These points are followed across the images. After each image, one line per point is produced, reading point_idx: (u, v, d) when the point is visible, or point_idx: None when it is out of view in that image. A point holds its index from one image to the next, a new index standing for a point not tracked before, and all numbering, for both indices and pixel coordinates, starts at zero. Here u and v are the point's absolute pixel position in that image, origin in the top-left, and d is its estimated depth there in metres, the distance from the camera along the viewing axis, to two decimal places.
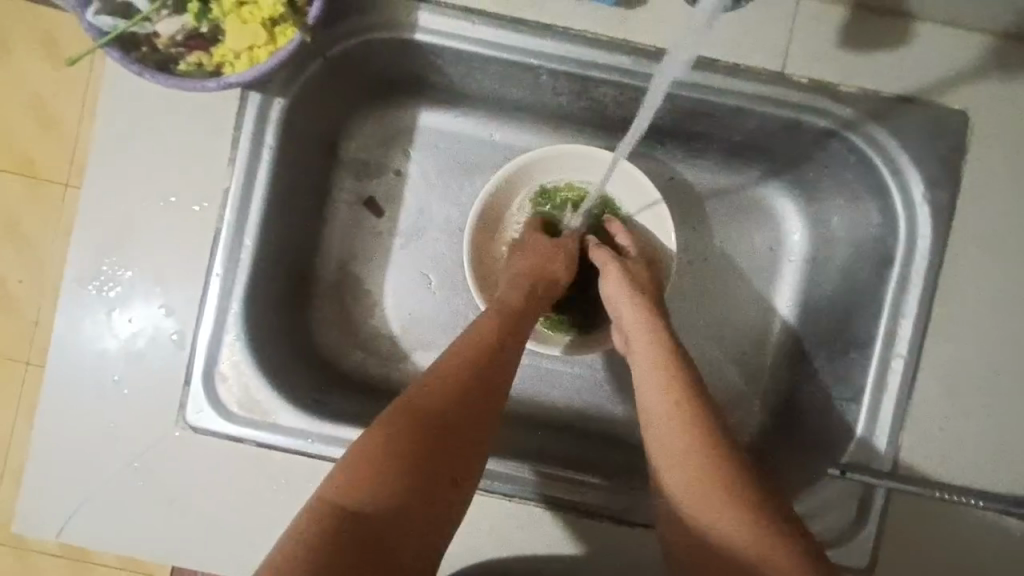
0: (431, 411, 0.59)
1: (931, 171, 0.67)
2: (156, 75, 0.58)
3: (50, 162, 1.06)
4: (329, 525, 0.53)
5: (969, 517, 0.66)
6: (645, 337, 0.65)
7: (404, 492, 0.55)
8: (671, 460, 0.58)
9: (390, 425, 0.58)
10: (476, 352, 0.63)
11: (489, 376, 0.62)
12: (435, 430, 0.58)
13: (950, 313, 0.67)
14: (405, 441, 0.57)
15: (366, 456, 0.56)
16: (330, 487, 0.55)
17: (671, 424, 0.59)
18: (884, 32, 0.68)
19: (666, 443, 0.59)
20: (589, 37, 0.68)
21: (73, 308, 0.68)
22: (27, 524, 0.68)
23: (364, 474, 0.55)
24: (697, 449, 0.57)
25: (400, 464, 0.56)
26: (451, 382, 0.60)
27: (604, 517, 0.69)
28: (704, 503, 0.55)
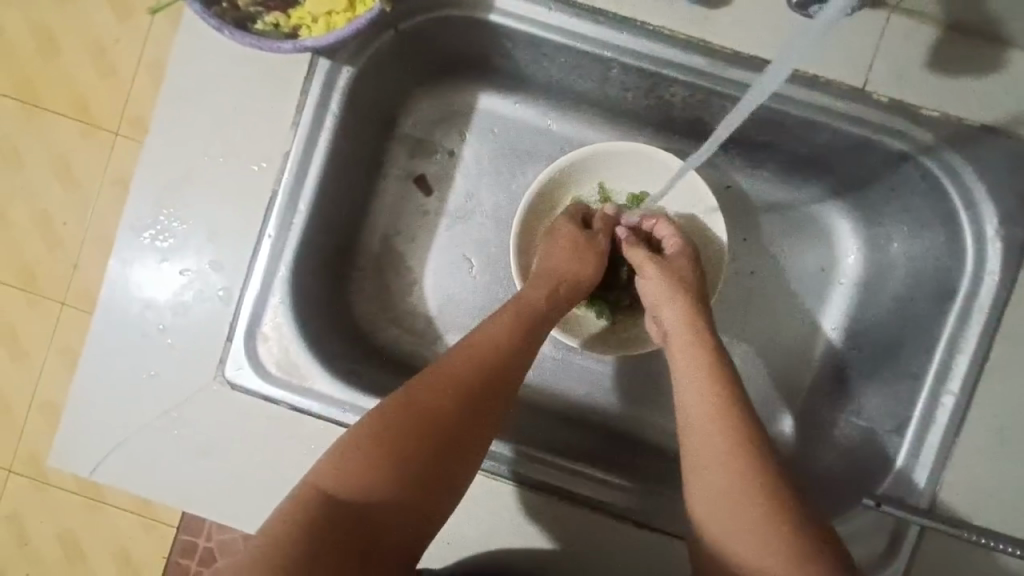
0: (435, 406, 0.59)
1: (1008, 206, 0.64)
2: (235, 32, 0.58)
3: (104, 110, 1.08)
4: (313, 508, 0.55)
5: (1006, 566, 0.64)
6: (689, 339, 0.65)
7: (395, 485, 0.56)
8: (703, 459, 0.58)
9: (391, 418, 0.58)
10: (484, 352, 0.63)
11: (497, 379, 0.62)
12: (435, 428, 0.58)
13: (1012, 355, 0.64)
14: (405, 435, 0.58)
15: (363, 444, 0.57)
16: (323, 470, 0.57)
17: (712, 419, 0.59)
18: (975, 56, 0.65)
19: (706, 437, 0.58)
20: (668, 33, 0.66)
21: (126, 254, 0.69)
22: (62, 459, 0.70)
23: (356, 465, 0.56)
24: (727, 450, 0.57)
25: (394, 460, 0.57)
26: (459, 380, 0.61)
27: (616, 516, 0.68)
28: (733, 506, 0.55)
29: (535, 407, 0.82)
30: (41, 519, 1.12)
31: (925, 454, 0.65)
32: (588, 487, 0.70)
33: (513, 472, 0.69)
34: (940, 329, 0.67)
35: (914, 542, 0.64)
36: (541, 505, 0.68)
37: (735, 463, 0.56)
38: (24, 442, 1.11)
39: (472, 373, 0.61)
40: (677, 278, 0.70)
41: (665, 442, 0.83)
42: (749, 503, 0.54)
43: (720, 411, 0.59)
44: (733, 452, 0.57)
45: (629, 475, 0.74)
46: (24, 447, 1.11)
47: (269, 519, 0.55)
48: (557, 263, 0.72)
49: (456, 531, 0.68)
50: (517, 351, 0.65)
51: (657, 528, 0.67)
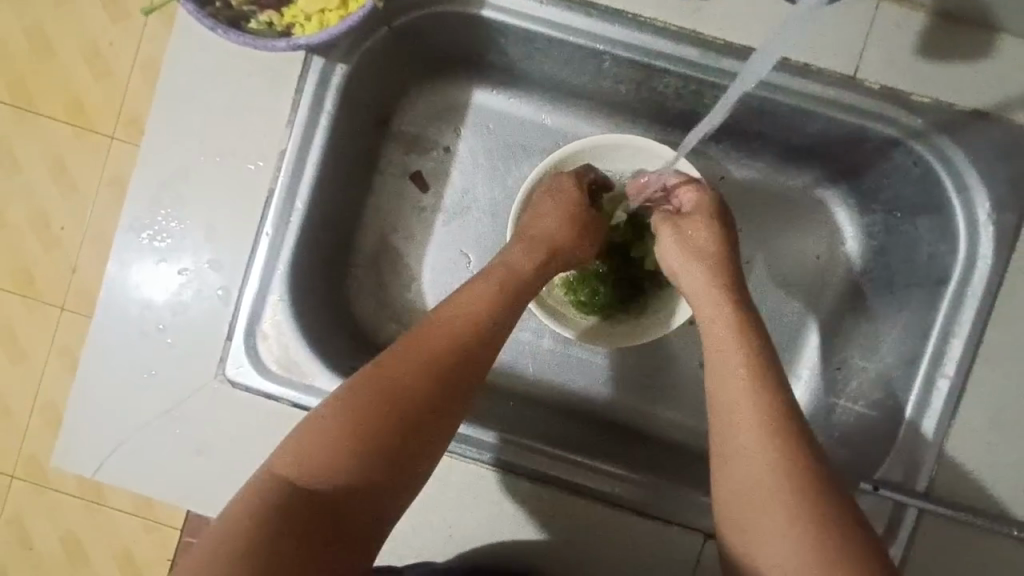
0: (403, 383, 0.60)
1: (1000, 191, 0.65)
2: (229, 32, 0.58)
3: (99, 113, 1.08)
4: (273, 493, 0.55)
5: (1000, 545, 0.64)
6: (724, 312, 0.65)
7: (358, 467, 0.56)
8: (742, 436, 0.57)
9: (357, 397, 0.58)
10: (448, 331, 0.63)
11: (459, 359, 0.62)
12: (395, 409, 0.58)
13: (1005, 339, 0.65)
14: (363, 419, 0.57)
15: (325, 426, 0.57)
16: (283, 457, 0.57)
17: (743, 385, 0.59)
18: (965, 42, 0.66)
19: (737, 404, 0.59)
20: (659, 25, 0.67)
21: (124, 255, 0.70)
22: (65, 459, 0.70)
23: (322, 445, 0.56)
24: (768, 427, 0.57)
25: (364, 439, 0.57)
26: (419, 360, 0.61)
27: (608, 502, 0.69)
28: (778, 484, 0.54)
29: (533, 400, 0.83)
30: (42, 522, 1.13)
31: (921, 439, 0.66)
32: (581, 475, 0.70)
33: (496, 458, 0.69)
34: (935, 314, 0.68)
35: (911, 526, 0.65)
36: (540, 495, 0.69)
37: (780, 441, 0.56)
38: (26, 445, 1.12)
39: (434, 354, 0.61)
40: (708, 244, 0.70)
41: (664, 432, 0.83)
42: (790, 482, 0.54)
43: (763, 389, 0.59)
44: (777, 430, 0.56)
45: (628, 464, 0.75)
46: (26, 450, 1.12)
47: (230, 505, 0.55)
48: (546, 238, 0.71)
49: (459, 523, 0.69)
50: (490, 330, 0.64)
51: (655, 517, 0.68)
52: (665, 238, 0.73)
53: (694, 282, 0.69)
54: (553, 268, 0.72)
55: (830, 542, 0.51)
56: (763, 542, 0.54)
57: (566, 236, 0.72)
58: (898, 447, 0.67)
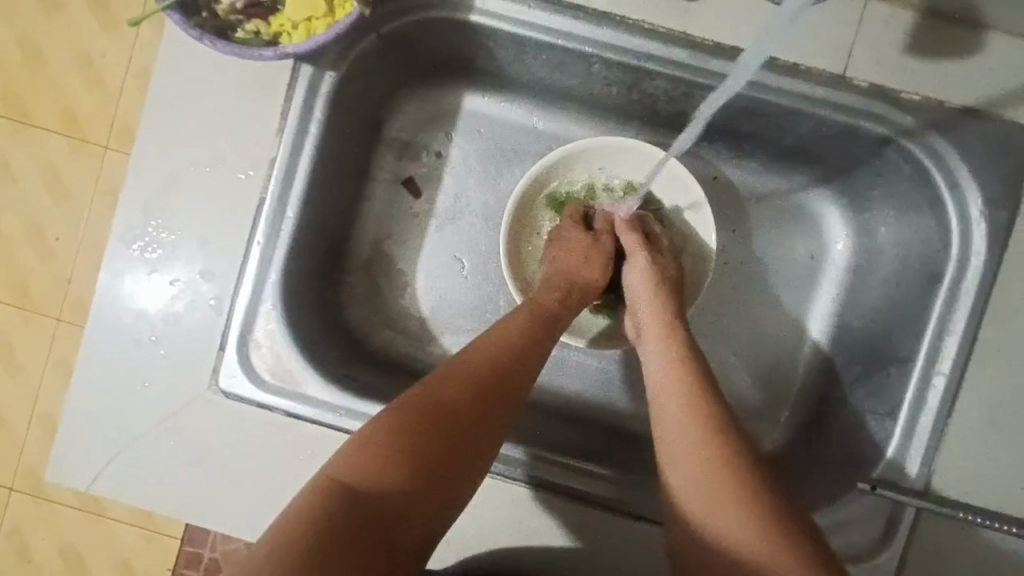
0: (453, 402, 0.59)
1: (992, 188, 0.65)
2: (216, 42, 0.58)
3: (92, 122, 1.08)
4: (324, 505, 0.53)
5: (998, 543, 0.64)
6: (661, 335, 0.67)
7: (405, 483, 0.55)
8: (677, 452, 0.58)
9: (409, 412, 0.58)
10: (491, 357, 0.63)
11: (506, 382, 0.62)
12: (450, 430, 0.58)
13: (999, 335, 0.65)
14: (413, 437, 0.57)
15: (379, 442, 0.56)
16: (338, 467, 0.55)
17: (679, 416, 0.60)
18: (953, 39, 0.66)
19: (676, 435, 0.59)
20: (647, 27, 0.67)
21: (116, 266, 0.69)
22: (59, 473, 0.70)
23: (377, 456, 0.55)
24: (700, 439, 0.58)
25: (419, 454, 0.56)
26: (470, 382, 0.61)
27: (620, 511, 0.69)
28: (712, 494, 0.55)
29: (530, 405, 0.82)
30: (41, 535, 1.12)
31: (918, 437, 0.66)
32: (591, 484, 0.70)
33: (518, 470, 0.69)
34: (929, 311, 0.68)
35: (910, 525, 0.65)
36: (538, 501, 0.68)
37: (711, 449, 0.57)
38: (24, 458, 1.11)
39: (483, 377, 0.62)
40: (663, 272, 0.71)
41: None
42: (725, 490, 0.55)
43: (694, 397, 0.60)
44: (709, 440, 0.57)
45: (625, 469, 0.75)
46: (24, 463, 1.11)
47: (280, 518, 0.53)
48: (564, 267, 0.73)
49: (456, 531, 0.68)
50: (534, 352, 0.66)
51: (655, 521, 0.68)
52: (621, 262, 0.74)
53: (641, 313, 0.70)
54: (574, 302, 0.72)
55: (773, 545, 0.51)
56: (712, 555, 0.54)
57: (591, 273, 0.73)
58: (896, 445, 0.67)
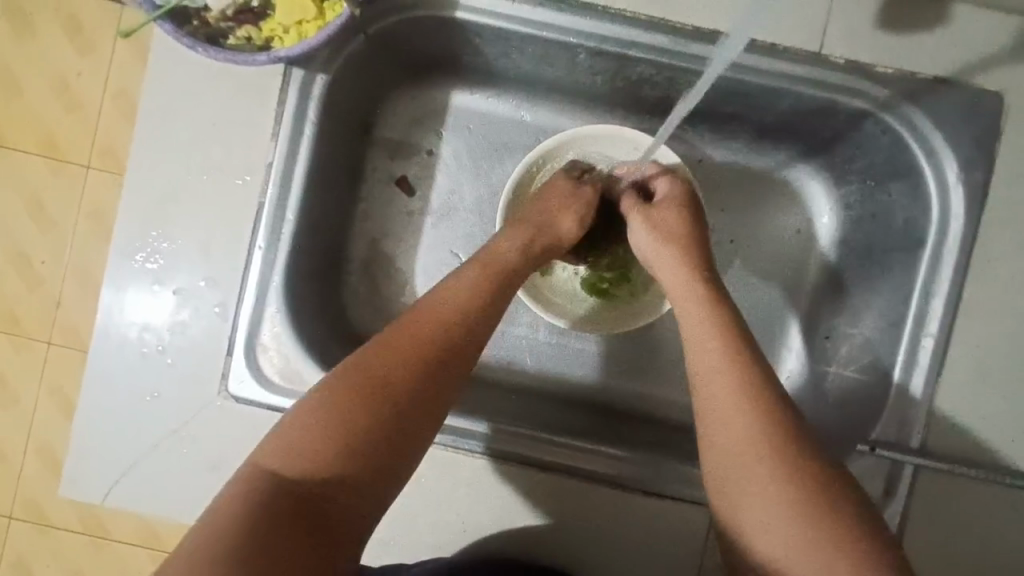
0: (388, 373, 0.59)
1: (967, 153, 0.68)
2: (209, 49, 0.59)
3: (72, 142, 1.08)
4: (252, 491, 0.53)
5: (992, 494, 0.67)
6: (694, 294, 0.67)
7: (339, 467, 0.55)
8: (721, 412, 0.59)
9: (338, 386, 0.58)
10: (432, 322, 0.63)
11: (450, 344, 0.62)
12: (382, 408, 0.57)
13: (981, 294, 0.68)
14: (350, 410, 0.57)
15: (312, 425, 0.56)
16: (264, 452, 0.56)
17: (736, 402, 0.59)
18: (922, 13, 0.68)
19: (729, 420, 0.59)
20: (628, 16, 0.69)
21: (119, 279, 0.70)
22: (73, 488, 0.70)
23: (310, 438, 0.56)
24: (742, 398, 0.59)
25: (355, 431, 0.56)
26: (405, 351, 0.60)
27: (595, 479, 0.70)
28: (772, 483, 0.55)
29: (532, 394, 0.84)
30: (46, 561, 1.12)
31: (911, 398, 0.68)
32: (564, 455, 0.71)
33: (481, 444, 0.70)
34: (914, 275, 0.70)
35: (910, 482, 0.67)
36: (548, 483, 0.70)
37: (771, 438, 0.57)
38: (22, 485, 1.10)
39: (422, 342, 0.61)
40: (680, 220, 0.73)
41: (665, 413, 0.85)
42: (770, 446, 0.56)
43: (733, 359, 0.61)
44: (769, 430, 0.57)
45: (634, 448, 0.76)
46: (23, 491, 1.10)
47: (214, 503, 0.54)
48: (535, 211, 0.74)
49: (471, 518, 0.69)
50: (473, 324, 0.64)
51: (665, 496, 0.70)
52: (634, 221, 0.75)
53: (679, 287, 0.69)
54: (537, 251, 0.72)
55: (823, 532, 0.52)
56: (749, 512, 0.56)
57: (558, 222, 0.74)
58: (890, 407, 0.69)
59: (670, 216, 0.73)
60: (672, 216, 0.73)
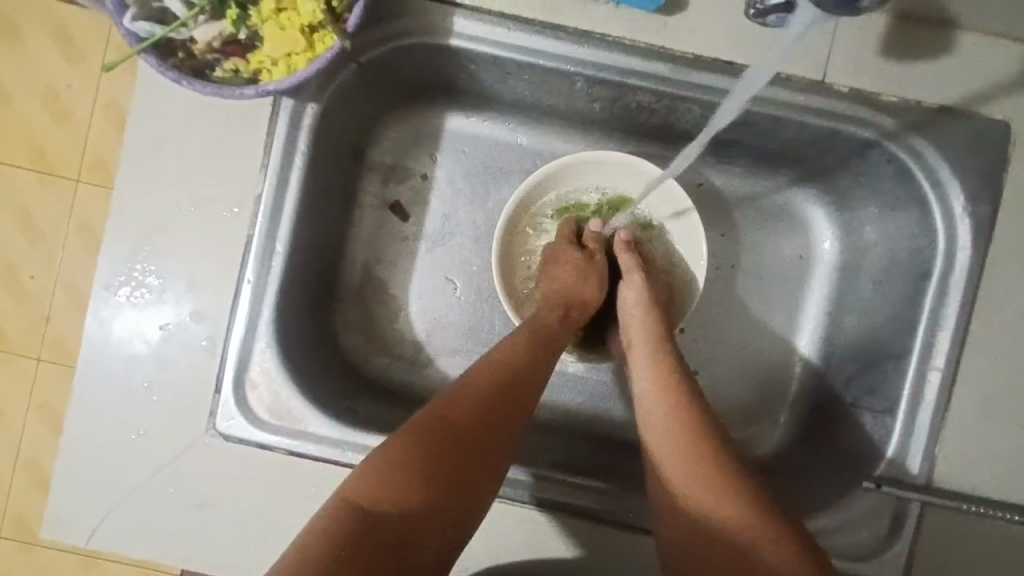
0: (465, 420, 0.59)
1: (973, 184, 0.66)
2: (194, 83, 0.57)
3: (62, 156, 1.05)
4: (343, 527, 0.53)
5: (999, 532, 0.66)
6: (647, 350, 0.68)
7: (414, 504, 0.55)
8: (668, 468, 0.60)
9: (422, 430, 0.58)
10: (493, 374, 0.62)
11: (508, 393, 0.62)
12: (461, 443, 0.58)
13: (988, 327, 0.66)
14: (431, 454, 0.57)
15: (401, 455, 0.56)
16: (353, 484, 0.55)
17: (660, 414, 0.63)
18: (927, 41, 0.67)
19: (654, 432, 0.62)
20: (628, 44, 0.67)
21: (103, 313, 0.68)
22: (56, 529, 0.68)
23: (397, 474, 0.55)
24: (697, 454, 0.59)
25: (432, 473, 0.56)
26: (481, 400, 0.60)
27: (579, 514, 0.69)
28: (685, 487, 0.58)
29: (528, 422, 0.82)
30: None
31: (917, 433, 0.67)
32: (547, 489, 0.70)
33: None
34: (919, 307, 0.69)
35: (915, 519, 0.66)
36: (547, 522, 0.68)
37: (686, 446, 0.60)
38: (10, 506, 1.08)
39: (491, 391, 0.61)
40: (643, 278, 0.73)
41: None
42: (710, 483, 0.58)
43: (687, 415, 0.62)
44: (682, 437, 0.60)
45: (634, 482, 0.74)
46: (10, 511, 1.08)
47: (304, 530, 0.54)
48: (561, 286, 0.73)
49: (466, 557, 0.67)
50: (545, 361, 0.66)
51: None
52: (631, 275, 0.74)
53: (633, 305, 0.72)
54: (575, 318, 0.72)
55: (743, 524, 0.55)
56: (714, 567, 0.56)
57: (569, 279, 0.73)
58: (897, 440, 0.68)
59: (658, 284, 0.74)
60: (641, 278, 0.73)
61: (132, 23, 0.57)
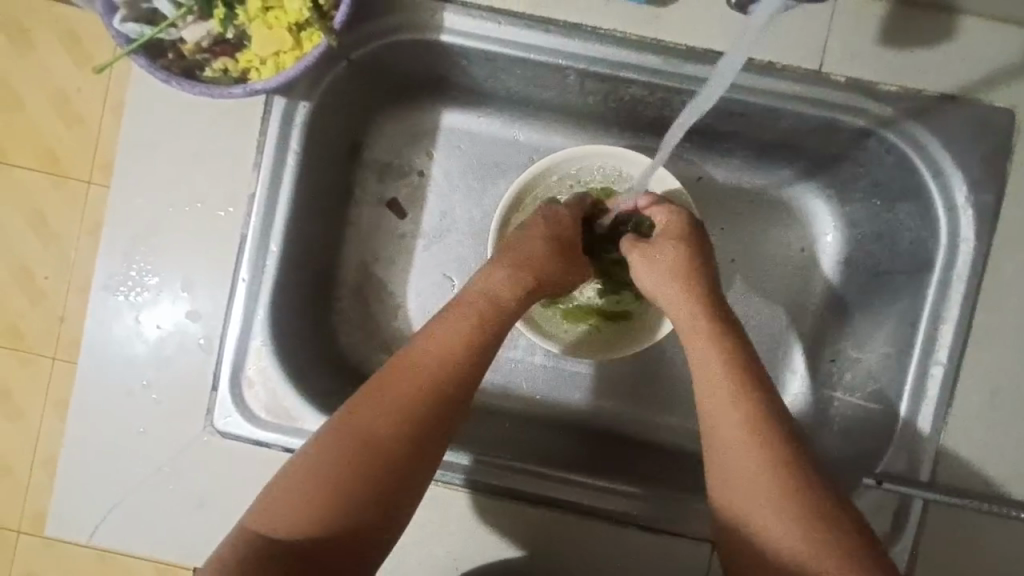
0: (376, 421, 0.58)
1: (975, 173, 0.65)
2: (184, 83, 0.58)
3: (74, 159, 1.07)
4: (257, 540, 0.53)
5: (1005, 527, 0.64)
6: (708, 330, 0.64)
7: (329, 512, 0.54)
8: (721, 444, 0.58)
9: (333, 433, 0.57)
10: (420, 373, 0.60)
11: (433, 391, 0.60)
12: (368, 457, 0.56)
13: (992, 319, 0.65)
14: (341, 460, 0.56)
15: (314, 470, 0.55)
16: (263, 501, 0.56)
17: (724, 402, 0.59)
18: (926, 27, 0.65)
19: (718, 419, 0.59)
20: (619, 36, 0.66)
21: (102, 313, 0.69)
22: (61, 526, 0.69)
23: (311, 481, 0.55)
24: (752, 422, 0.58)
25: (348, 481, 0.55)
26: (393, 399, 0.59)
27: (586, 513, 0.68)
28: (753, 482, 0.56)
29: (526, 419, 0.82)
30: None
31: (920, 430, 0.65)
32: (553, 487, 0.70)
33: (473, 479, 0.69)
34: (921, 302, 0.67)
35: (918, 516, 0.64)
36: (542, 517, 0.68)
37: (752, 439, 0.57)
38: (30, 501, 1.10)
39: (407, 392, 0.59)
40: (680, 261, 0.68)
41: (667, 440, 0.82)
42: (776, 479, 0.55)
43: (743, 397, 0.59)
44: (747, 432, 0.57)
45: (632, 480, 0.74)
46: (29, 505, 1.10)
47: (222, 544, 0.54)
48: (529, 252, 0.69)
49: (462, 555, 0.67)
50: (462, 367, 0.62)
51: (661, 530, 0.68)
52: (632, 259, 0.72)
53: (664, 291, 0.69)
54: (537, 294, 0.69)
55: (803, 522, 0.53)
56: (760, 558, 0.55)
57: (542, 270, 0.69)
58: (899, 437, 0.66)
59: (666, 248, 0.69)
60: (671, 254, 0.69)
61: (121, 25, 0.57)
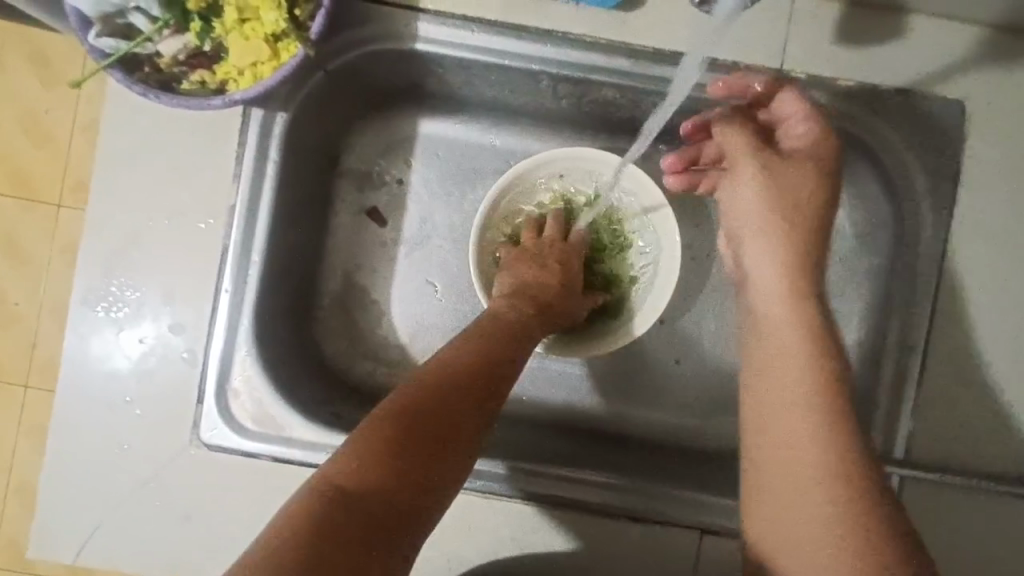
0: (432, 398, 0.59)
1: (931, 162, 0.68)
2: (161, 95, 0.58)
3: (43, 182, 1.05)
4: (320, 505, 0.53)
5: (978, 499, 0.67)
6: (806, 346, 0.63)
7: (384, 482, 0.55)
8: (791, 447, 0.59)
9: (392, 413, 0.58)
10: (471, 356, 0.63)
11: (479, 374, 0.62)
12: (430, 433, 0.58)
13: (954, 300, 0.68)
14: (405, 432, 0.57)
15: (370, 445, 0.56)
16: (327, 470, 0.55)
17: (808, 408, 0.59)
18: (878, 25, 0.69)
19: (793, 422, 0.59)
20: (588, 41, 0.69)
21: (82, 329, 0.68)
22: (45, 548, 0.68)
23: (377, 452, 0.56)
24: (828, 430, 0.58)
25: (404, 455, 0.56)
26: (454, 380, 0.61)
27: (576, 508, 0.70)
28: (816, 490, 0.56)
29: (514, 421, 0.82)
30: None
31: (892, 409, 0.68)
32: (540, 483, 0.70)
33: (466, 480, 0.69)
34: None
35: (896, 494, 0.67)
36: (534, 514, 0.69)
37: (833, 450, 0.57)
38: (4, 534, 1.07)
39: (465, 373, 0.61)
40: (762, 186, 0.70)
41: (653, 434, 0.83)
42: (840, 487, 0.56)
43: (817, 410, 0.59)
44: (833, 445, 0.57)
45: (620, 471, 0.74)
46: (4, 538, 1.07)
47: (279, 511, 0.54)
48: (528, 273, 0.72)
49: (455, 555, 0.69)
50: (505, 356, 0.65)
51: (651, 521, 0.69)
52: (744, 175, 0.72)
53: (763, 244, 0.70)
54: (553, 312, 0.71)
55: (863, 535, 0.54)
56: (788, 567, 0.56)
57: (551, 287, 0.72)
58: (872, 418, 0.69)
59: (799, 172, 0.70)
60: (755, 183, 0.71)
61: (96, 40, 0.58)
